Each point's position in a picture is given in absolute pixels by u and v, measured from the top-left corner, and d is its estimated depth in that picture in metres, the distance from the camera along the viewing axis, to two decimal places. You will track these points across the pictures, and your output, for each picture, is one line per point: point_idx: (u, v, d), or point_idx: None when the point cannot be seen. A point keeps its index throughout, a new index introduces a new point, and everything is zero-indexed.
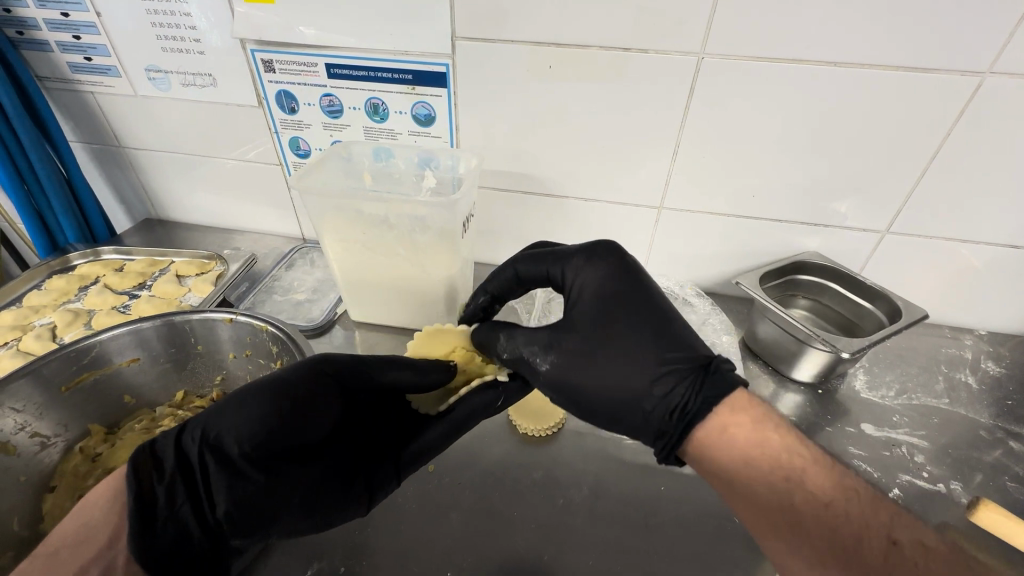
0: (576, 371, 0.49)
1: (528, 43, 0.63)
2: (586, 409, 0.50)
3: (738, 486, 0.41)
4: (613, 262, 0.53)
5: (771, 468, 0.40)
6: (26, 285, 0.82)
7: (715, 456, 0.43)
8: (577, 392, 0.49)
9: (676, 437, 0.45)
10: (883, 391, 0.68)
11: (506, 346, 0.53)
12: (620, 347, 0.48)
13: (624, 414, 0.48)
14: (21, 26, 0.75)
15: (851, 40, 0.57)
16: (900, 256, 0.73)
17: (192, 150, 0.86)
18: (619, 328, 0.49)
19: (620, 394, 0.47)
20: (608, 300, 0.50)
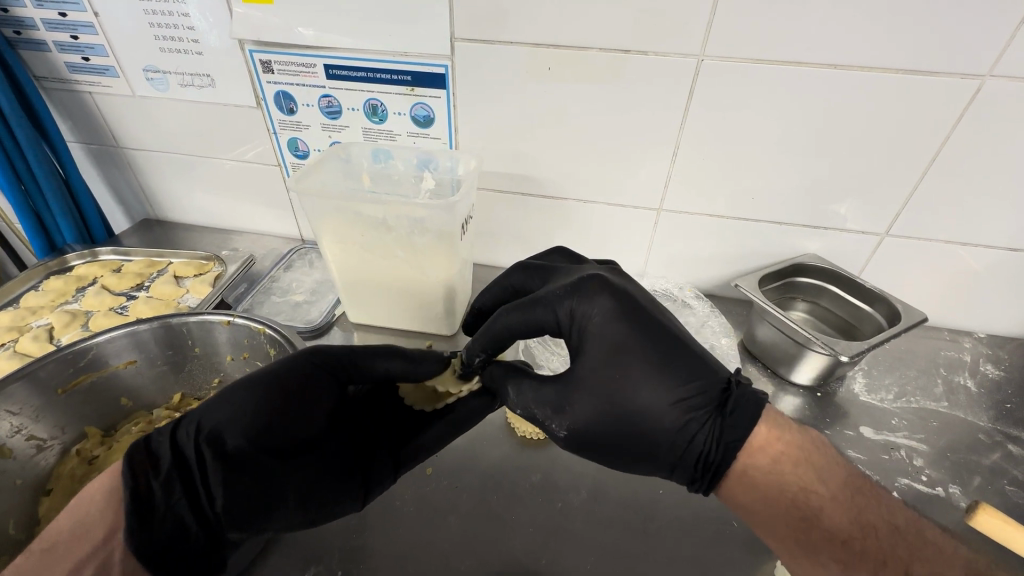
0: (597, 431, 0.46)
1: (527, 43, 0.63)
2: (610, 460, 0.48)
3: (759, 526, 0.44)
4: (607, 303, 0.47)
5: (788, 508, 0.42)
6: (23, 285, 0.82)
7: (736, 498, 0.45)
8: (602, 449, 0.47)
9: (706, 481, 0.45)
10: (882, 394, 0.68)
11: (516, 403, 0.50)
12: (637, 403, 0.45)
13: (649, 459, 0.47)
14: (18, 26, 0.75)
15: (851, 41, 0.56)
16: (899, 258, 0.73)
17: (190, 151, 0.85)
18: (633, 382, 0.45)
19: (646, 447, 0.46)
20: (614, 354, 0.46)
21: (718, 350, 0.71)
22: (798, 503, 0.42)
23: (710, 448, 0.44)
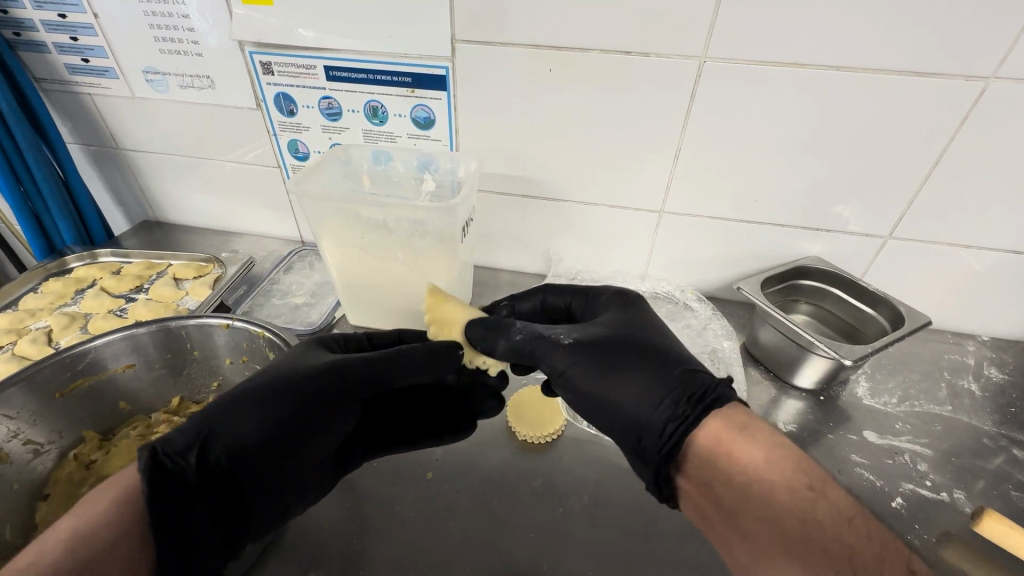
0: (588, 355, 0.48)
1: (528, 45, 0.63)
2: (588, 396, 0.47)
3: (752, 486, 0.38)
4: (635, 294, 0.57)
5: (788, 471, 0.38)
6: (22, 288, 0.81)
7: (727, 453, 0.40)
8: (591, 371, 0.47)
9: (689, 420, 0.41)
10: (885, 398, 0.68)
11: (523, 329, 0.52)
12: (639, 339, 0.49)
13: (626, 405, 0.45)
14: (17, 27, 0.75)
15: (853, 42, 0.56)
16: (902, 261, 0.72)
17: (190, 152, 0.85)
18: (638, 330, 0.50)
19: (635, 382, 0.45)
20: (630, 314, 0.53)
21: (720, 354, 0.71)
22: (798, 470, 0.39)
23: (706, 385, 0.43)
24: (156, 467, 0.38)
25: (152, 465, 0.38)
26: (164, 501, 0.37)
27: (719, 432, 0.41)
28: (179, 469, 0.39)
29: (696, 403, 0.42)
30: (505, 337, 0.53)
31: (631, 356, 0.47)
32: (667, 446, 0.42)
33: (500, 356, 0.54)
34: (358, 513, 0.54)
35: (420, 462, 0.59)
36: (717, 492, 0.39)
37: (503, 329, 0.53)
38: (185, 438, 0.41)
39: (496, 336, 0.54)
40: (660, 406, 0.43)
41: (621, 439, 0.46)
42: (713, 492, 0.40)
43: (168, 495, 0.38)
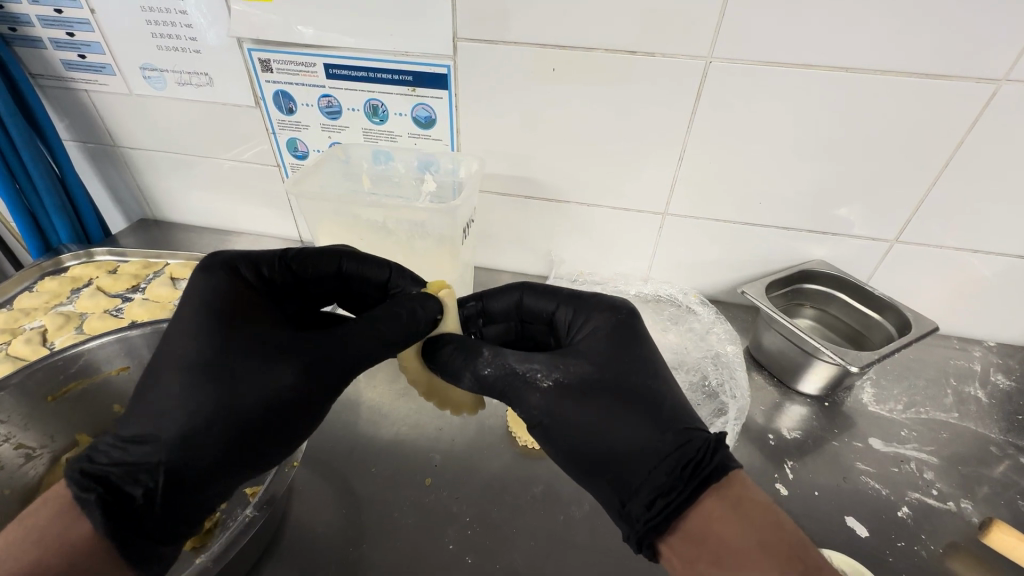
0: (566, 407, 0.47)
1: (531, 43, 0.62)
2: (571, 451, 0.47)
3: (739, 559, 0.37)
4: (626, 309, 0.54)
5: (785, 552, 0.37)
6: (17, 286, 0.80)
7: (715, 521, 0.40)
8: (576, 425, 0.46)
9: (686, 494, 0.41)
10: (891, 405, 0.67)
11: (490, 362, 0.50)
12: (629, 385, 0.47)
13: (614, 464, 0.45)
14: (14, 23, 0.74)
15: (865, 44, 0.55)
16: (909, 264, 0.71)
17: (188, 150, 0.84)
18: (629, 371, 0.48)
19: (627, 442, 0.45)
20: (614, 347, 0.50)
21: (724, 358, 0.69)
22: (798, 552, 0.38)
23: (699, 454, 0.42)
24: (104, 498, 0.36)
25: (99, 496, 0.36)
26: (123, 526, 0.37)
27: (715, 501, 0.41)
28: (128, 492, 0.37)
29: (689, 476, 0.42)
30: (471, 369, 0.50)
31: (616, 414, 0.46)
32: (653, 520, 0.41)
33: (466, 385, 0.52)
34: (354, 520, 0.53)
35: (420, 468, 0.58)
36: (697, 558, 0.39)
37: (470, 361, 0.51)
38: (125, 462, 0.38)
39: (463, 365, 0.51)
40: (653, 475, 0.42)
41: (606, 491, 0.46)
42: (693, 566, 0.39)
43: (122, 525, 0.37)
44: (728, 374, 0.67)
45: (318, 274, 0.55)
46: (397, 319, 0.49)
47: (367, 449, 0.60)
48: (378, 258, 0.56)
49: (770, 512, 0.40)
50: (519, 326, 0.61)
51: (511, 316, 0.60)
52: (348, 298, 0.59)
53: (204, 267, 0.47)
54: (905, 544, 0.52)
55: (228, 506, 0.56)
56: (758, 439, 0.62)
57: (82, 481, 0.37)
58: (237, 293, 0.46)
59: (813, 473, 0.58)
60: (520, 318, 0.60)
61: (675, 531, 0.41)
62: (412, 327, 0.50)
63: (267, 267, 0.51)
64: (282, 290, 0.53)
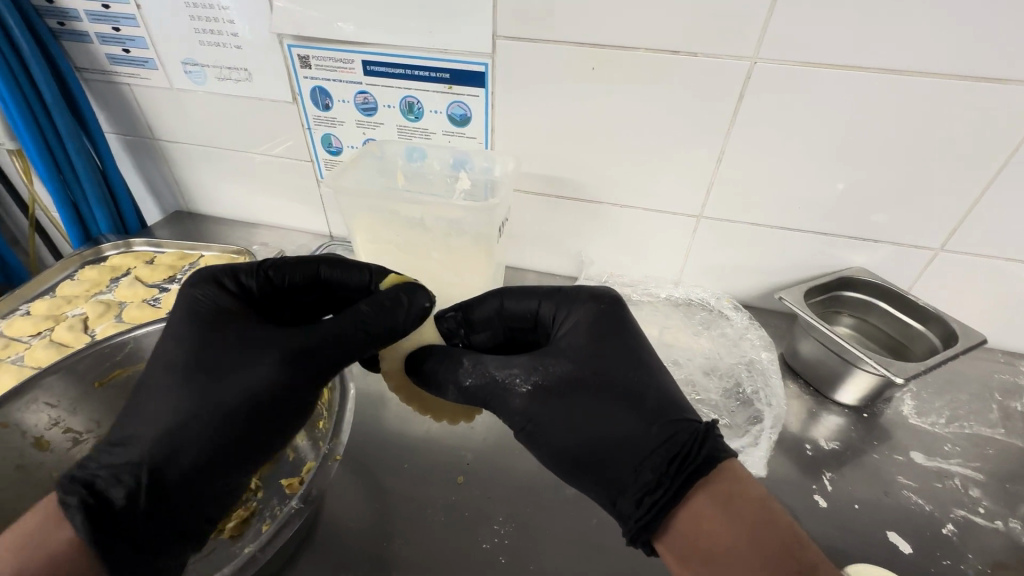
0: (550, 408, 0.48)
1: (571, 42, 0.61)
2: (557, 452, 0.48)
3: (730, 558, 0.39)
4: (607, 300, 0.54)
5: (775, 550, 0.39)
6: (59, 275, 0.82)
7: (705, 522, 0.41)
8: (561, 425, 0.47)
9: (674, 488, 0.42)
10: (933, 418, 0.65)
11: (470, 372, 0.51)
12: (612, 381, 0.48)
13: (601, 463, 0.46)
14: (62, 17, 0.76)
15: (917, 46, 0.54)
16: (953, 274, 0.69)
17: (224, 144, 0.85)
18: (611, 366, 0.49)
19: (612, 441, 0.46)
20: (594, 341, 0.51)
21: (759, 365, 0.68)
22: (789, 549, 0.39)
23: (686, 447, 0.43)
24: (86, 503, 0.38)
25: (81, 502, 0.37)
26: (110, 530, 0.38)
27: (705, 499, 0.42)
28: (111, 497, 0.39)
29: (676, 471, 0.43)
30: (454, 381, 0.52)
31: (598, 413, 0.47)
32: (643, 517, 0.42)
33: (453, 396, 0.53)
34: (387, 516, 0.53)
35: (452, 465, 0.58)
36: (690, 556, 0.41)
37: (452, 372, 0.52)
38: (109, 463, 0.40)
39: (447, 376, 0.52)
40: (640, 473, 0.44)
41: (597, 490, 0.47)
42: (686, 563, 0.41)
43: (106, 524, 0.38)
44: (763, 382, 0.66)
45: (295, 283, 0.53)
46: (373, 306, 0.49)
47: (400, 446, 0.60)
48: (358, 262, 0.54)
49: (763, 509, 0.42)
50: (507, 332, 0.59)
51: (494, 323, 0.58)
52: (338, 307, 0.57)
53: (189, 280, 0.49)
54: (950, 562, 0.50)
55: (265, 496, 0.55)
56: (795, 449, 0.61)
57: (67, 486, 0.38)
58: (220, 303, 0.47)
59: (853, 486, 0.57)
60: (503, 324, 0.58)
61: (667, 528, 0.43)
62: (399, 316, 0.49)
63: (245, 277, 0.51)
64: (266, 301, 0.53)
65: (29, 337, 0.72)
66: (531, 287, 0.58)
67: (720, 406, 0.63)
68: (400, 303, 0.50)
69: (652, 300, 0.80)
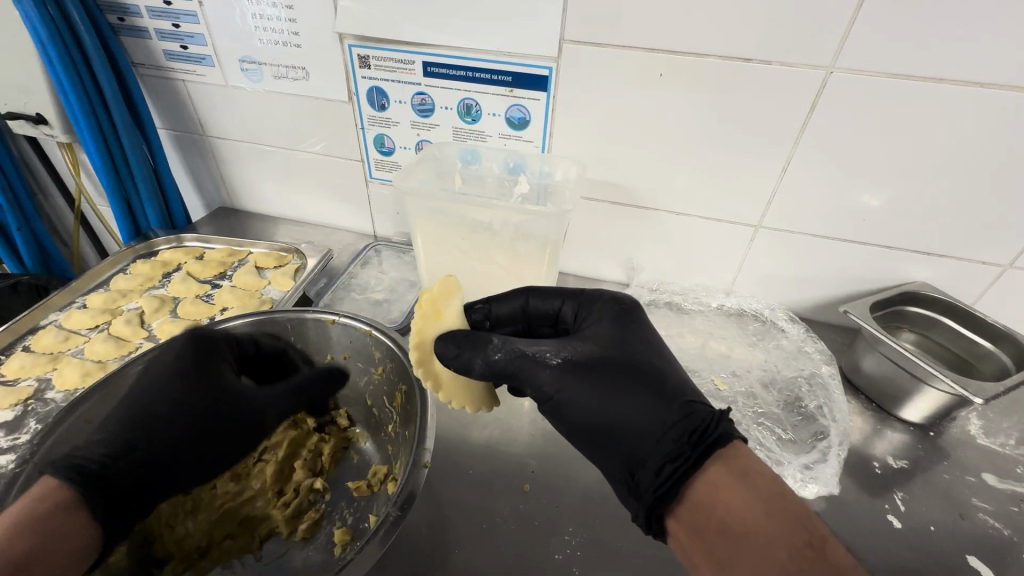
0: (571, 379, 0.46)
1: (639, 48, 0.61)
2: (576, 425, 0.46)
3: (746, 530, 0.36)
4: (627, 302, 0.53)
5: (795, 523, 0.36)
6: (112, 268, 0.82)
7: (720, 491, 0.38)
8: (581, 396, 0.46)
9: (694, 460, 0.40)
10: (1002, 439, 0.63)
11: (501, 347, 0.48)
12: (636, 362, 0.47)
13: (619, 437, 0.44)
14: (122, 13, 0.76)
15: (1005, 59, 0.52)
16: (1022, 292, 0.68)
17: (274, 142, 0.85)
18: (636, 350, 0.48)
19: (632, 415, 0.44)
20: (620, 327, 0.50)
21: (820, 378, 0.67)
22: (810, 527, 0.36)
23: (707, 422, 0.41)
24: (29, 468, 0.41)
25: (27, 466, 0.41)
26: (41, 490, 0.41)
27: (720, 470, 0.40)
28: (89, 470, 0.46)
29: (696, 443, 0.40)
30: (482, 356, 0.49)
31: (618, 387, 0.45)
32: (662, 487, 0.40)
33: (477, 374, 0.50)
34: (455, 523, 0.53)
35: (517, 473, 0.58)
36: (705, 528, 0.38)
37: (480, 348, 0.49)
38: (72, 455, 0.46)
39: (469, 352, 0.49)
40: (661, 443, 0.41)
41: (612, 466, 0.45)
42: (701, 535, 0.38)
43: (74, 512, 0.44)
44: (826, 397, 0.64)
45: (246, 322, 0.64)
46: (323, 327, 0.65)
47: (461, 451, 0.60)
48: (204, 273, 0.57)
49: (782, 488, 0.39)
50: (528, 328, 0.57)
51: (518, 320, 0.56)
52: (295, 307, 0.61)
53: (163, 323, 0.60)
54: None
55: (331, 499, 0.59)
56: (862, 467, 0.59)
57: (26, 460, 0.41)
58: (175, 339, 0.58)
59: (925, 507, 0.56)
60: (528, 323, 0.57)
61: (682, 504, 0.40)
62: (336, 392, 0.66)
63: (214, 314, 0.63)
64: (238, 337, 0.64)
65: (88, 330, 0.73)
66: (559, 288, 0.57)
67: (783, 419, 0.63)
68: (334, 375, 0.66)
69: (704, 310, 0.79)
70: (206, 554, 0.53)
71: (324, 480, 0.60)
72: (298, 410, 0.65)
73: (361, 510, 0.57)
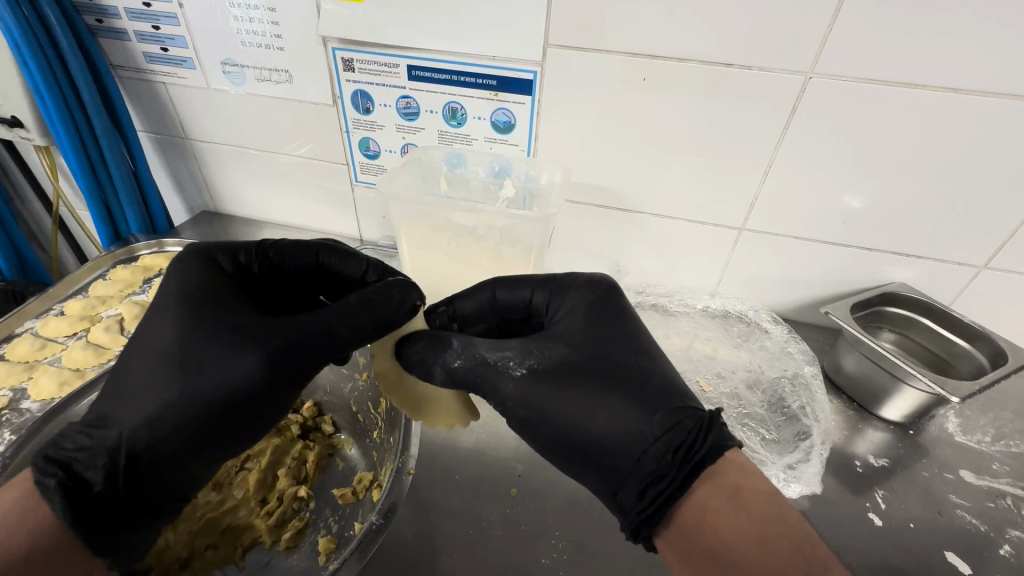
0: (544, 393, 0.45)
1: (623, 52, 0.61)
2: (552, 441, 0.45)
3: (735, 555, 0.37)
4: (605, 287, 0.52)
5: (784, 547, 0.37)
6: (91, 274, 0.80)
7: (709, 515, 0.39)
8: (556, 410, 0.44)
9: (681, 476, 0.40)
10: (978, 436, 0.65)
11: (460, 353, 0.48)
12: (612, 365, 0.46)
13: (601, 455, 0.43)
14: (101, 14, 0.75)
15: (977, 65, 0.53)
16: (996, 292, 0.69)
17: (258, 145, 0.84)
18: (609, 352, 0.47)
19: (611, 430, 0.43)
20: (594, 325, 0.49)
21: (803, 378, 0.68)
22: (798, 546, 0.37)
23: (691, 436, 0.41)
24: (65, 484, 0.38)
25: (59, 482, 0.38)
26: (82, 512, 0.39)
27: (709, 490, 0.40)
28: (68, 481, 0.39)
29: (682, 460, 0.40)
30: (441, 362, 0.48)
31: (594, 401, 0.44)
32: (645, 510, 0.40)
33: (438, 380, 0.49)
34: (439, 530, 0.52)
35: (504, 478, 0.58)
36: (692, 551, 0.39)
37: (439, 353, 0.48)
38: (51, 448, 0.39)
39: (432, 356, 0.49)
40: (642, 462, 0.41)
41: (596, 479, 0.44)
42: (689, 560, 0.39)
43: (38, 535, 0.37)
44: (807, 396, 0.65)
45: (294, 267, 0.54)
46: (361, 313, 0.48)
47: (448, 456, 0.60)
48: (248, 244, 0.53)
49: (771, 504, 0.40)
50: (500, 324, 0.57)
51: (487, 316, 0.56)
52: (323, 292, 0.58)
53: (178, 263, 0.48)
54: None
55: (316, 506, 0.58)
56: (844, 466, 0.60)
57: (44, 466, 0.39)
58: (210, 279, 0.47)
59: (906, 505, 0.57)
60: (497, 316, 0.56)
61: (669, 525, 0.41)
62: (387, 315, 0.49)
63: (244, 256, 0.52)
64: (260, 283, 0.53)
65: (65, 337, 0.72)
66: (525, 277, 0.56)
67: (767, 420, 0.64)
68: (391, 298, 0.49)
69: (689, 312, 0.79)
70: (186, 566, 0.52)
71: (308, 488, 0.59)
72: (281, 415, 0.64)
73: (346, 517, 0.56)
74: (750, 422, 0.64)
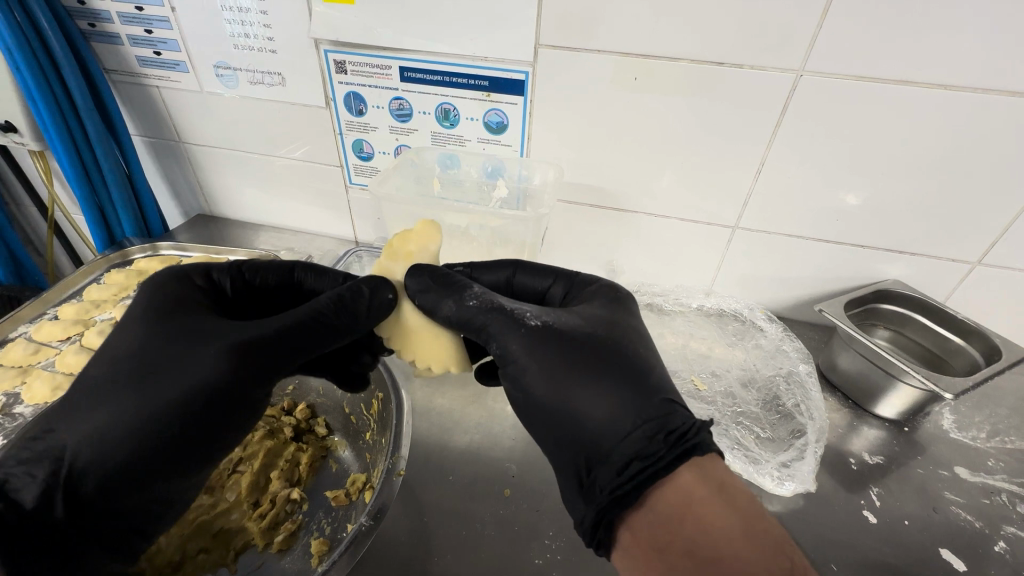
0: (546, 349, 0.45)
1: (613, 52, 0.61)
2: (541, 403, 0.45)
3: (718, 552, 0.35)
4: (627, 291, 0.53)
5: (772, 547, 0.36)
6: (85, 278, 0.81)
7: (692, 509, 0.37)
8: (552, 371, 0.44)
9: (667, 459, 0.39)
10: (973, 433, 0.65)
11: (477, 295, 0.49)
12: (620, 348, 0.46)
13: (587, 424, 0.42)
14: (93, 18, 0.75)
15: (968, 61, 0.53)
16: (990, 289, 0.69)
17: (251, 148, 0.85)
18: (620, 336, 0.47)
19: (604, 401, 0.42)
20: (609, 314, 0.49)
21: (797, 376, 0.68)
22: (777, 546, 0.36)
23: (685, 425, 0.40)
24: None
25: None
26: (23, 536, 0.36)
27: (692, 482, 0.38)
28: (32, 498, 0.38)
29: (672, 443, 0.39)
30: (455, 300, 0.50)
31: (595, 369, 0.44)
32: (623, 486, 0.38)
33: (443, 318, 0.50)
34: (427, 535, 0.52)
35: (497, 477, 0.58)
36: (669, 544, 0.36)
37: (457, 292, 0.50)
38: (28, 460, 0.39)
39: (445, 297, 0.50)
40: (630, 438, 0.40)
41: (573, 454, 0.43)
42: (660, 553, 0.36)
43: (26, 538, 0.37)
44: (801, 394, 0.66)
45: (267, 284, 0.55)
46: (341, 315, 0.50)
47: (441, 457, 0.60)
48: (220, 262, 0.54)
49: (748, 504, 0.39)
50: None
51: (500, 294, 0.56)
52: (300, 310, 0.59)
53: (149, 284, 0.49)
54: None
55: (310, 508, 0.58)
56: (838, 462, 0.60)
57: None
58: (186, 296, 0.48)
59: (901, 501, 0.57)
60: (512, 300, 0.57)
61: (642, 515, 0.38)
62: (361, 311, 0.51)
63: (217, 274, 0.53)
64: (235, 301, 0.54)
65: (58, 342, 0.72)
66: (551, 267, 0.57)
67: (762, 418, 0.64)
68: (363, 295, 0.52)
69: (684, 311, 0.79)
70: (177, 570, 0.51)
71: (301, 490, 0.59)
72: (274, 417, 0.65)
73: (338, 519, 0.56)
74: (745, 420, 0.64)
